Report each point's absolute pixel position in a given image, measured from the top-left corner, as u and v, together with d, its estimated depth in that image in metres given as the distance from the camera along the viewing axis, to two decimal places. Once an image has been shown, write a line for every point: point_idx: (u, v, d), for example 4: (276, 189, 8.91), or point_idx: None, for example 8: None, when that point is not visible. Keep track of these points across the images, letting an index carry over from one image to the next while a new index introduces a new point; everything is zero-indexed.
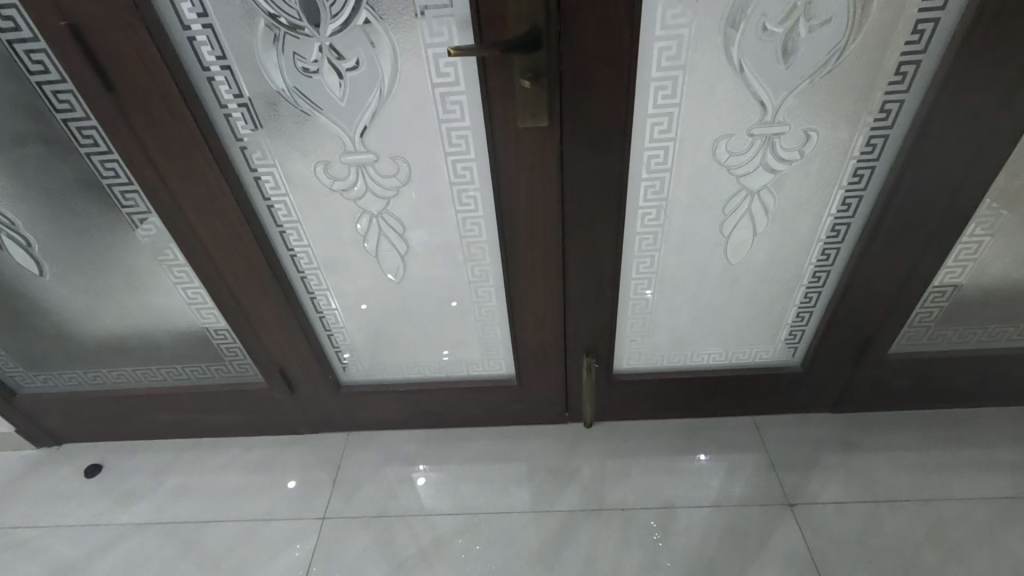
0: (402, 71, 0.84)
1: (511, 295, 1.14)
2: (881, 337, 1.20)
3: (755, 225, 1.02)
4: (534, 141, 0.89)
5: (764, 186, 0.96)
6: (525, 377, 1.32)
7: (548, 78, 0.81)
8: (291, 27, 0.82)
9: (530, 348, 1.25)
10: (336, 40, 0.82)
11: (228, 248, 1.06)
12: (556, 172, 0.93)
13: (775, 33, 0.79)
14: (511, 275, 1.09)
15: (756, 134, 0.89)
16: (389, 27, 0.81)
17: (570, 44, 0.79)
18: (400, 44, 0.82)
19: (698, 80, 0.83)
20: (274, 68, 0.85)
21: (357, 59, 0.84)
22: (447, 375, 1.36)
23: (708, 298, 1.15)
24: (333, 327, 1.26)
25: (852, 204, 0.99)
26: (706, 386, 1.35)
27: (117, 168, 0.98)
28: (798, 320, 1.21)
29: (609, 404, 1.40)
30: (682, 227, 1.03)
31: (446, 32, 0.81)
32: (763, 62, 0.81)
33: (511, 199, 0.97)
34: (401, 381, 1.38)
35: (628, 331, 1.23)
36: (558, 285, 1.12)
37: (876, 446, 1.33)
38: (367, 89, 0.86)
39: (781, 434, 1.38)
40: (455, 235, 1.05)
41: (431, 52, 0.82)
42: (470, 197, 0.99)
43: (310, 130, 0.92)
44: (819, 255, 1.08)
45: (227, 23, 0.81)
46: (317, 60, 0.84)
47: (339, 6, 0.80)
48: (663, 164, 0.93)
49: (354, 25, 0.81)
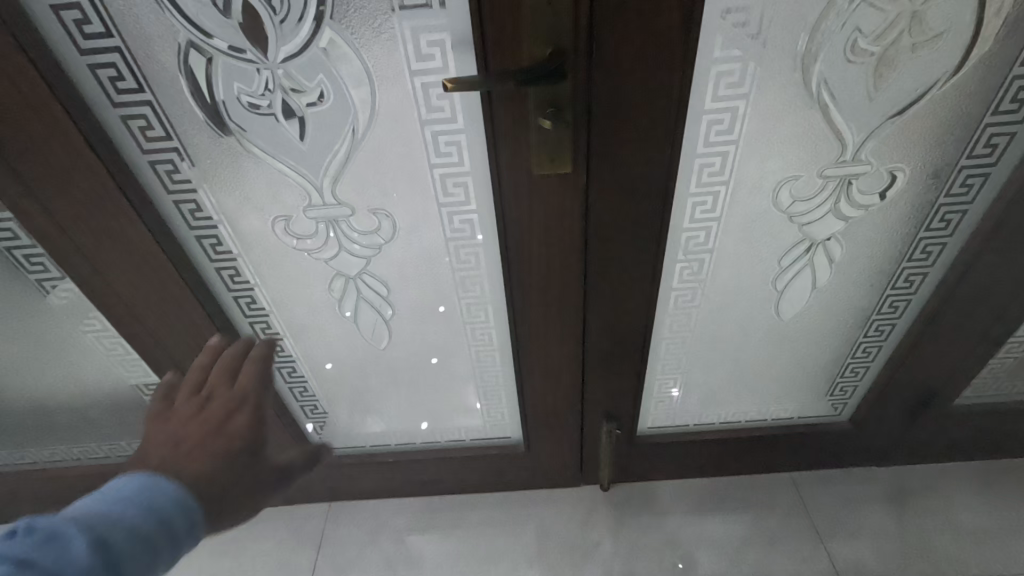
0: (381, 105, 0.64)
1: (519, 359, 0.95)
2: (946, 392, 1.04)
3: (816, 278, 0.84)
4: (553, 190, 0.70)
5: (832, 234, 0.78)
6: (534, 442, 1.13)
7: (572, 114, 0.62)
8: (227, 51, 0.61)
9: (541, 413, 1.06)
10: (291, 67, 0.62)
11: (169, 320, 0.85)
12: (579, 224, 0.74)
13: (869, 52, 0.60)
14: (520, 339, 0.91)
15: (829, 176, 0.71)
16: (362, 49, 0.61)
17: (603, 72, 0.60)
18: (377, 72, 0.62)
19: (763, 112, 0.65)
20: (210, 104, 0.64)
21: (320, 90, 0.63)
22: (443, 441, 1.17)
23: (751, 357, 0.98)
24: (308, 396, 1.07)
25: (932, 251, 0.82)
26: (741, 445, 1.18)
27: (13, 228, 0.76)
28: (851, 375, 1.04)
29: (629, 466, 1.22)
30: (728, 282, 0.85)
31: (438, 55, 0.61)
32: (849, 89, 0.63)
33: (521, 256, 0.78)
34: (389, 448, 1.19)
35: (655, 390, 1.05)
36: (576, 347, 0.94)
37: (931, 506, 1.18)
38: (335, 128, 0.66)
39: (823, 494, 1.22)
40: (451, 294, 0.86)
41: (418, 81, 0.63)
42: (470, 253, 0.80)
43: (265, 178, 0.71)
44: (886, 308, 0.90)
45: (141, 46, 0.60)
46: (267, 92, 0.63)
47: (292, 23, 0.59)
48: (711, 212, 0.75)
49: (313, 48, 0.61)
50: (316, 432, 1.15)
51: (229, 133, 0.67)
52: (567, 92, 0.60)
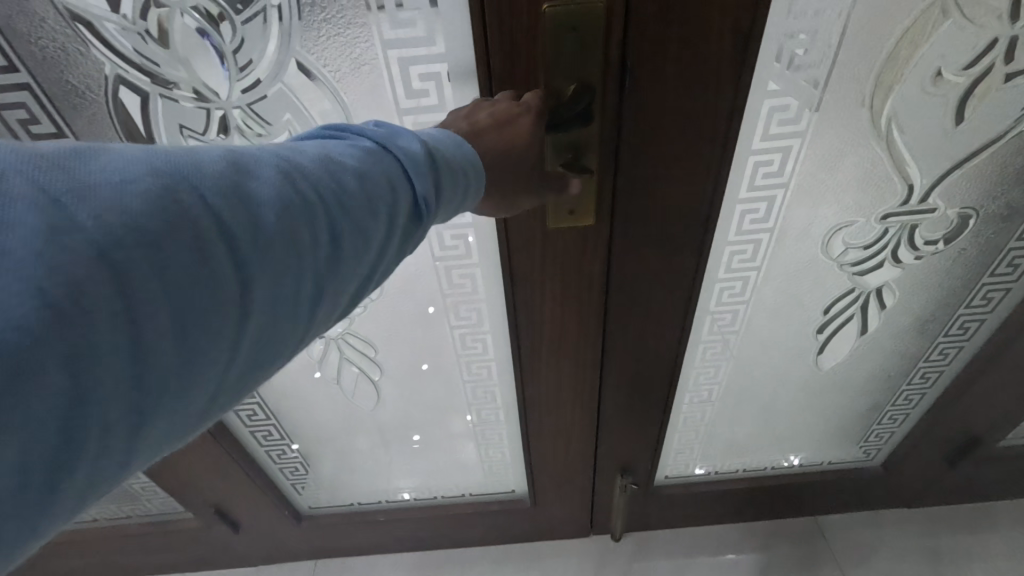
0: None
1: (525, 417, 0.84)
2: (990, 438, 0.95)
3: (862, 327, 0.74)
4: (569, 242, 0.60)
5: (885, 283, 0.68)
6: (541, 498, 1.03)
7: (593, 160, 0.52)
8: (166, 88, 0.49)
9: (548, 469, 0.96)
10: (252, 108, 0.51)
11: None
12: (598, 278, 0.64)
13: (953, 83, 0.50)
14: (527, 397, 0.80)
15: (891, 222, 0.61)
16: (338, 85, 0.50)
17: (634, 111, 0.50)
18: (358, 112, 0.51)
19: (820, 152, 0.55)
20: (153, 150, 0.53)
21: (287, 134, 0.52)
22: (439, 497, 1.06)
23: (782, 406, 0.89)
24: (288, 458, 0.95)
25: (993, 297, 0.72)
26: (765, 493, 1.08)
27: None
28: (889, 421, 0.95)
29: (643, 516, 1.12)
30: (763, 334, 0.75)
31: (434, 91, 0.50)
32: (924, 126, 0.53)
33: (531, 313, 0.68)
34: (379, 505, 1.07)
35: (674, 442, 0.95)
36: (590, 403, 0.83)
37: (966, 554, 1.09)
38: None
39: (851, 541, 1.13)
40: (449, 351, 0.75)
41: (407, 121, 0.52)
42: (470, 310, 0.69)
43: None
44: (935, 356, 0.81)
45: (64, 82, 0.49)
46: (224, 136, 0.52)
47: (246, 53, 0.48)
48: (750, 261, 0.65)
49: (279, 85, 0.49)
50: (299, 492, 1.04)
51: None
52: (590, 135, 0.50)
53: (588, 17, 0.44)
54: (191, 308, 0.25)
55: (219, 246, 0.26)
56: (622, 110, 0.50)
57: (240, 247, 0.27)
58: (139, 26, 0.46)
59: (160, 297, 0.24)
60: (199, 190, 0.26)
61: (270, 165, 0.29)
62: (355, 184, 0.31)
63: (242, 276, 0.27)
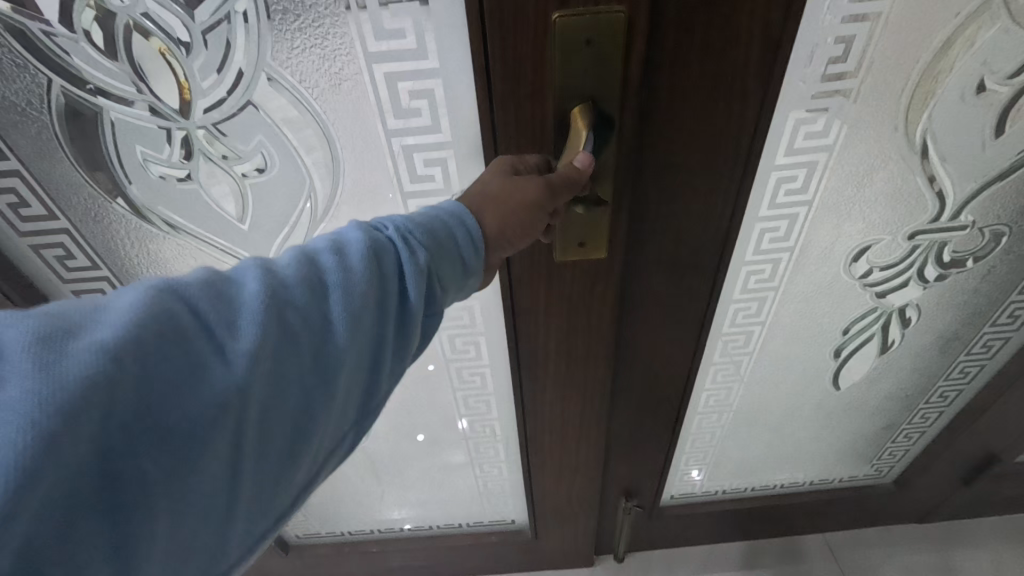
0: (347, 171, 0.51)
1: (528, 452, 0.80)
2: (1008, 456, 0.92)
3: (883, 347, 0.70)
4: (579, 279, 0.56)
5: (910, 302, 0.64)
6: (543, 531, 0.98)
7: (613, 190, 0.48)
8: (118, 105, 0.46)
9: (551, 504, 0.92)
10: (214, 127, 0.47)
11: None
12: (609, 316, 0.60)
13: (996, 94, 0.46)
14: (529, 434, 0.76)
15: (920, 239, 0.57)
16: (318, 103, 0.47)
17: (651, 127, 0.46)
18: (341, 135, 0.48)
19: (848, 168, 0.50)
20: (108, 168, 0.50)
21: (258, 155, 0.49)
22: (434, 527, 1.01)
23: (794, 427, 0.84)
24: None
25: (1021, 315, 0.68)
26: (773, 512, 1.04)
27: None
28: (904, 440, 0.91)
29: (648, 537, 1.08)
30: (778, 355, 0.71)
31: (426, 110, 0.47)
32: (961, 139, 0.49)
33: (532, 344, 0.63)
34: (371, 535, 1.02)
35: (681, 464, 0.91)
36: (597, 440, 0.78)
37: (980, 571, 1.06)
38: (281, 202, 0.53)
39: (861, 560, 1.09)
40: (444, 381, 0.70)
41: (395, 141, 0.49)
42: (466, 342, 0.65)
43: (198, 255, 0.57)
44: (955, 374, 0.77)
45: (9, 96, 0.46)
46: (185, 158, 0.49)
47: (208, 68, 0.44)
48: (768, 281, 0.61)
49: (244, 103, 0.46)
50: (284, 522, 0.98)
51: (135, 206, 0.53)
52: (610, 165, 0.46)
53: (606, 28, 0.39)
54: (176, 412, 0.26)
55: (204, 344, 0.27)
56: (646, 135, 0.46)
57: (223, 341, 0.27)
58: (77, 35, 0.42)
59: (149, 403, 0.25)
60: (200, 320, 0.27)
61: (273, 279, 0.30)
62: (364, 284, 0.31)
63: (222, 380, 0.27)
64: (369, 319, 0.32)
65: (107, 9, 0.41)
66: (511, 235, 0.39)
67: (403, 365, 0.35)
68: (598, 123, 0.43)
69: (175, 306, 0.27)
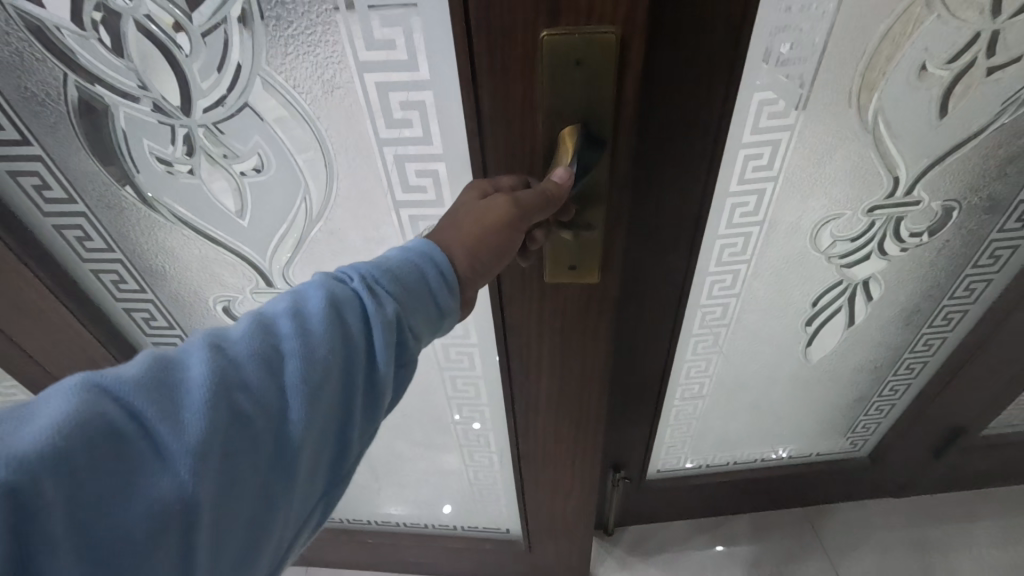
0: (339, 174, 0.56)
1: (521, 463, 0.84)
2: (973, 428, 0.97)
3: (850, 319, 0.76)
4: (569, 301, 0.60)
5: (872, 275, 0.69)
6: (536, 544, 1.01)
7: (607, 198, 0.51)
8: (125, 101, 0.51)
9: (543, 518, 0.95)
10: (212, 129, 0.52)
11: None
12: (598, 337, 0.64)
13: (938, 78, 0.51)
14: (522, 447, 0.81)
15: (877, 214, 0.62)
16: (311, 108, 0.51)
17: None
18: (334, 139, 0.53)
19: (808, 146, 0.56)
20: (117, 158, 0.55)
21: (255, 155, 0.54)
22: (430, 527, 1.06)
23: (772, 400, 0.90)
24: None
25: (976, 288, 0.74)
26: (755, 485, 1.10)
27: None
28: (875, 413, 0.97)
29: (636, 510, 1.13)
30: (753, 327, 0.76)
31: (415, 120, 0.51)
32: (910, 120, 0.54)
33: (524, 351, 0.66)
34: (369, 526, 1.07)
35: (666, 437, 0.96)
36: (590, 458, 0.82)
37: (953, 541, 1.12)
38: (275, 200, 0.58)
39: (840, 532, 1.15)
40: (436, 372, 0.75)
41: (387, 151, 0.54)
42: (460, 352, 0.72)
43: (201, 248, 0.64)
44: (919, 346, 0.83)
45: (27, 88, 0.51)
46: (187, 154, 0.54)
47: (208, 69, 0.48)
48: (740, 254, 0.66)
49: (241, 104, 0.50)
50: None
51: (143, 196, 0.58)
52: (603, 175, 0.49)
53: (597, 46, 0.42)
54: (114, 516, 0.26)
55: (143, 442, 0.27)
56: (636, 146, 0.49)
57: (163, 438, 0.27)
58: (88, 33, 0.47)
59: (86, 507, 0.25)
60: (139, 421, 0.27)
61: (223, 364, 0.30)
62: (327, 354, 0.33)
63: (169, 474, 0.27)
64: (330, 389, 0.33)
65: (113, 10, 0.45)
66: (483, 262, 0.42)
67: (371, 425, 0.37)
68: (589, 135, 0.46)
69: (120, 413, 0.27)
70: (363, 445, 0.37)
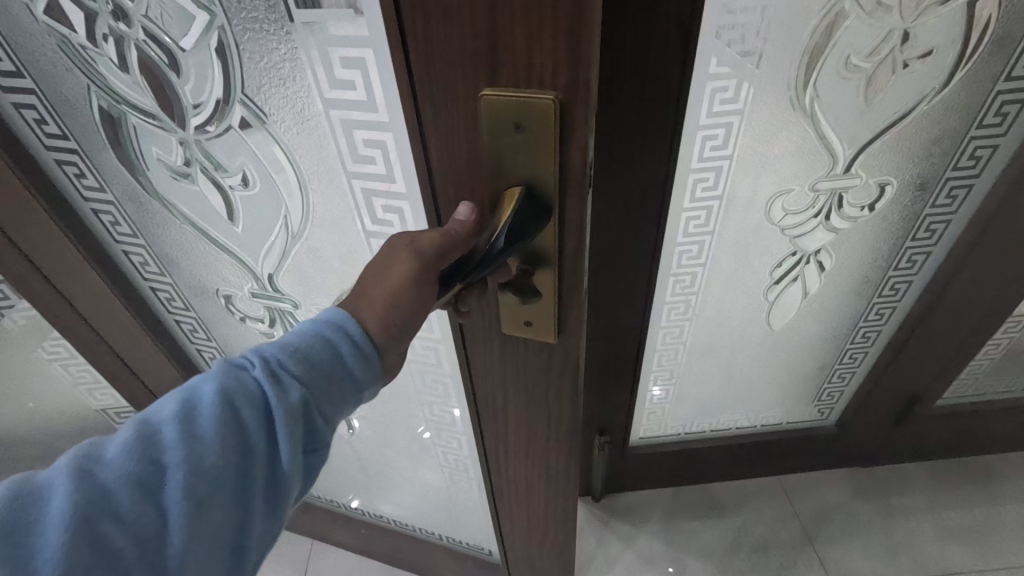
0: (312, 199, 0.60)
1: (495, 501, 0.82)
2: (929, 396, 1.06)
3: (806, 288, 0.85)
4: (529, 355, 0.57)
5: (822, 247, 0.79)
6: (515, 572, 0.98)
7: (558, 259, 0.47)
8: (136, 112, 0.56)
9: (521, 555, 0.92)
10: (207, 143, 0.57)
11: (134, 348, 0.81)
12: (564, 392, 0.59)
13: (862, 69, 0.60)
14: (494, 486, 0.78)
15: (821, 190, 0.71)
16: (284, 136, 0.55)
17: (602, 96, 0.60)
18: (306, 170, 0.57)
19: (757, 128, 0.65)
20: (132, 160, 0.61)
21: (242, 171, 0.59)
22: (415, 530, 1.13)
23: (742, 366, 0.99)
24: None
25: (917, 260, 0.83)
26: (731, 452, 1.18)
27: (3, 289, 0.74)
28: (838, 381, 1.06)
29: (621, 476, 1.22)
30: (720, 295, 0.85)
31: (379, 158, 0.53)
32: (840, 105, 0.63)
33: (490, 403, 0.64)
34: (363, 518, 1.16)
35: (647, 403, 1.05)
36: (563, 509, 0.77)
37: (917, 505, 1.20)
38: (263, 212, 0.64)
39: (812, 498, 1.23)
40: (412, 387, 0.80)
41: (355, 183, 0.57)
42: (434, 381, 0.78)
43: (203, 246, 0.70)
44: (871, 315, 0.92)
45: (56, 93, 0.56)
46: (186, 163, 0.60)
47: (200, 93, 0.53)
48: (704, 226, 0.75)
49: (227, 127, 0.55)
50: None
51: (154, 194, 0.64)
52: (549, 243, 0.46)
53: (534, 109, 0.38)
54: None
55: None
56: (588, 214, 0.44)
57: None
58: (103, 51, 0.52)
59: None
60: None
61: (95, 483, 0.30)
62: (217, 463, 0.33)
63: None
64: (221, 498, 0.33)
65: (120, 35, 0.50)
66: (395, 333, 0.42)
67: (275, 523, 0.37)
68: (533, 197, 0.43)
69: None
70: (265, 545, 0.37)
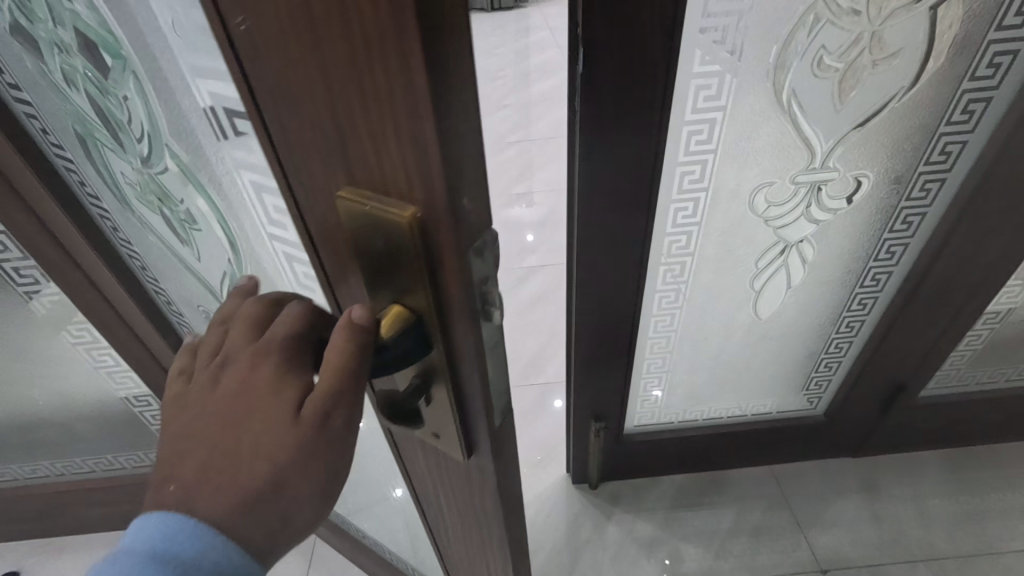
0: (247, 249, 0.53)
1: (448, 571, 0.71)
2: (913, 385, 1.10)
3: (791, 278, 0.89)
4: (451, 466, 0.45)
5: (804, 238, 0.83)
6: None
7: (454, 385, 0.36)
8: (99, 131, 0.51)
9: None
10: (155, 176, 0.51)
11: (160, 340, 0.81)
12: (487, 513, 0.47)
13: (835, 68, 0.65)
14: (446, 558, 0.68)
15: (801, 182, 0.76)
16: (213, 182, 0.47)
17: (596, 94, 0.64)
18: (240, 221, 0.50)
19: (739, 124, 0.70)
20: (110, 175, 0.57)
21: (189, 210, 0.53)
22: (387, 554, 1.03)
23: (731, 354, 1.04)
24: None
25: (896, 252, 0.87)
26: (722, 441, 1.22)
27: (34, 274, 0.79)
28: (825, 370, 1.10)
29: (617, 464, 1.26)
30: (709, 285, 0.89)
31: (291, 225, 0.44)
32: (816, 103, 0.68)
33: (426, 492, 0.54)
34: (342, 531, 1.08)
35: (641, 390, 1.10)
36: None
37: (903, 493, 1.24)
38: (216, 254, 0.57)
39: (802, 486, 1.27)
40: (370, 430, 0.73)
41: (278, 245, 0.49)
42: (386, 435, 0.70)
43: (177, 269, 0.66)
44: (855, 305, 0.96)
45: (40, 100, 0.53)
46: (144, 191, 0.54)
47: (136, 127, 0.46)
48: (692, 217, 0.79)
49: (163, 165, 0.49)
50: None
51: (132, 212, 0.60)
52: (442, 368, 0.35)
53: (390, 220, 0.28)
54: None
55: None
56: (486, 335, 0.34)
57: None
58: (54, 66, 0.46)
59: None
60: None
61: None
62: None
63: None
64: None
65: (62, 52, 0.44)
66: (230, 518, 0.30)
67: None
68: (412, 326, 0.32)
69: None
70: None
